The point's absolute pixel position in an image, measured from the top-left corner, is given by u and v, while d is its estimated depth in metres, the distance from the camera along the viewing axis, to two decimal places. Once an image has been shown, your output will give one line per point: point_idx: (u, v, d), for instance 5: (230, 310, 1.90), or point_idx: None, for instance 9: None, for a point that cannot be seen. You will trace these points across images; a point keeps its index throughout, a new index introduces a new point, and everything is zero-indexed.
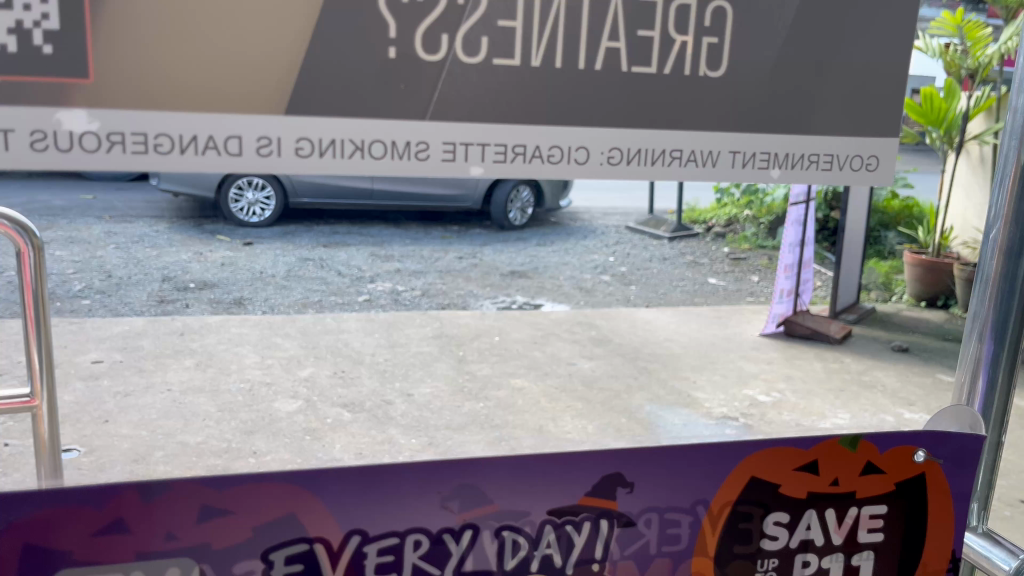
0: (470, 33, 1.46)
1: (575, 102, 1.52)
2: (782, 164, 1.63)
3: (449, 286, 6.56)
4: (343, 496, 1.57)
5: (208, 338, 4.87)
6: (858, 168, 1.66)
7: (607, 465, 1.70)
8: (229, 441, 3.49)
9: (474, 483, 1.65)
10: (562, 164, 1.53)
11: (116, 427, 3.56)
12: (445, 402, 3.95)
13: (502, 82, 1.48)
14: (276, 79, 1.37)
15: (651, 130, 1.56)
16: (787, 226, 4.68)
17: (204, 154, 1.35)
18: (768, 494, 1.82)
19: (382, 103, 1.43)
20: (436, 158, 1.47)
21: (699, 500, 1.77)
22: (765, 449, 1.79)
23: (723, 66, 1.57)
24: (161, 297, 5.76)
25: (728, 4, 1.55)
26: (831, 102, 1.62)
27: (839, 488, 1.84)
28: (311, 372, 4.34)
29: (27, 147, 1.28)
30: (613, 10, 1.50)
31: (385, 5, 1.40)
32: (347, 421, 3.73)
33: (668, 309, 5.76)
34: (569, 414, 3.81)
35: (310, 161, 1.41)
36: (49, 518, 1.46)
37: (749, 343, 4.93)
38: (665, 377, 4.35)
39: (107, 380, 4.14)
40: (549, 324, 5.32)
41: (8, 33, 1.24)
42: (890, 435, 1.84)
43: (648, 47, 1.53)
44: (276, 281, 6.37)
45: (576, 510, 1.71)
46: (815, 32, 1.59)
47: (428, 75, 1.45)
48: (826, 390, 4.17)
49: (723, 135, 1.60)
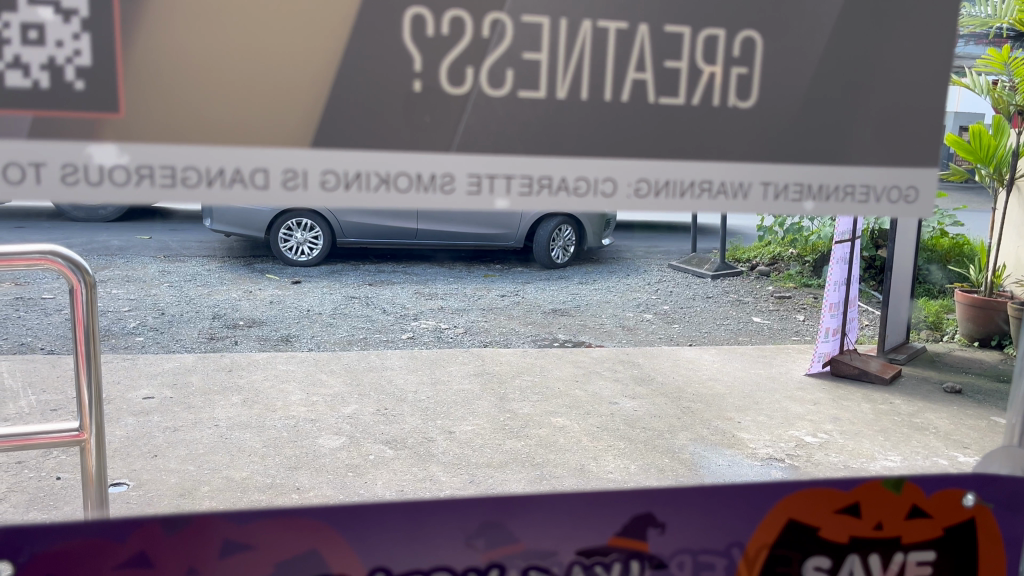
0: (495, 66, 1.45)
1: (600, 134, 1.50)
2: (816, 195, 1.58)
3: (492, 323, 6.53)
4: (366, 533, 1.56)
5: (254, 374, 4.91)
6: (896, 200, 1.61)
7: (637, 505, 1.65)
8: (274, 477, 3.44)
9: (501, 522, 1.61)
10: (589, 197, 1.51)
11: (166, 461, 3.55)
12: (486, 440, 3.88)
13: (528, 115, 1.48)
14: (300, 111, 1.39)
15: (678, 160, 1.54)
16: (831, 264, 4.55)
17: (230, 187, 1.37)
18: (807, 537, 1.75)
19: (406, 136, 1.43)
20: (461, 191, 1.47)
21: (734, 543, 1.71)
22: (802, 490, 1.72)
23: (753, 96, 1.55)
24: (210, 334, 5.81)
25: (758, 33, 1.52)
26: (866, 130, 1.58)
27: (882, 532, 1.76)
28: (354, 409, 4.33)
29: (58, 181, 1.31)
30: (639, 39, 1.49)
31: (409, 38, 1.41)
32: (389, 458, 3.67)
33: (712, 347, 5.64)
34: (610, 453, 3.70)
35: (335, 194, 1.41)
36: (73, 550, 1.47)
37: (796, 384, 4.79)
38: (709, 418, 4.21)
39: (159, 416, 4.08)
40: (590, 363, 5.26)
41: (40, 69, 1.27)
42: (937, 477, 1.76)
43: (675, 78, 1.52)
44: (323, 319, 6.41)
45: (606, 550, 1.66)
46: (848, 59, 1.55)
47: (454, 107, 1.45)
48: (875, 433, 4.02)
49: (753, 166, 1.57)
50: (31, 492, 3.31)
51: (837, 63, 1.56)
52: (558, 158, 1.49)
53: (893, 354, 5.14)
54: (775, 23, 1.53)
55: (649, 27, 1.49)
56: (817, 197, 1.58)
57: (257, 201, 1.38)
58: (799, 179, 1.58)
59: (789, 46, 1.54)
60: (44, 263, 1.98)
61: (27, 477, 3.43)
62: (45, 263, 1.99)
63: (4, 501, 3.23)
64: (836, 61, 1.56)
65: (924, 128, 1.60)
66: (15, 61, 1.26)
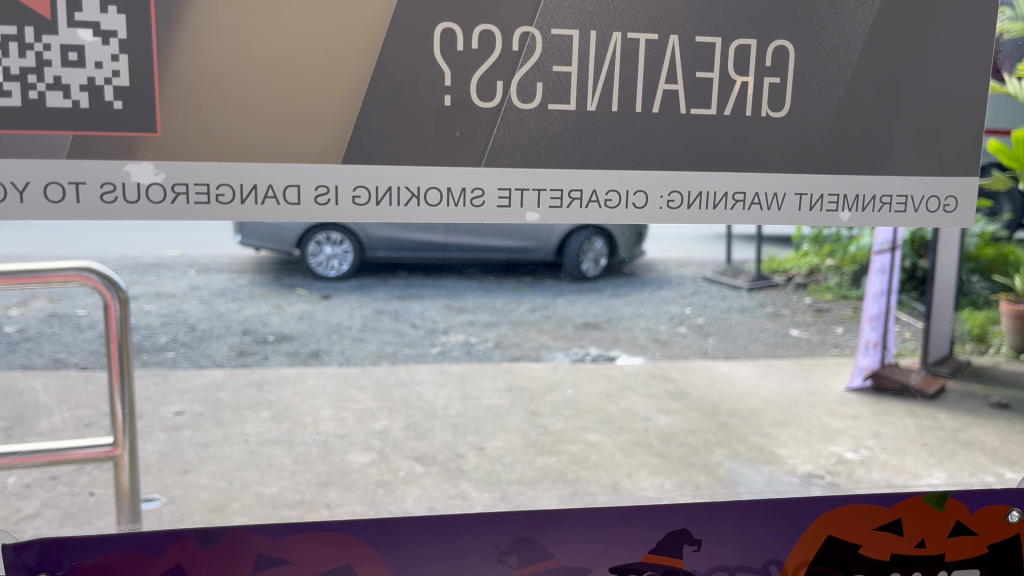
0: (524, 79, 1.44)
1: (634, 147, 1.50)
2: (852, 206, 1.59)
3: (522, 336, 6.54)
4: (398, 549, 1.55)
5: (284, 390, 4.98)
6: (935, 210, 1.62)
7: (673, 520, 1.62)
8: (304, 493, 3.51)
9: (534, 538, 1.59)
10: (621, 209, 1.52)
11: (196, 477, 3.59)
12: (518, 456, 3.93)
13: (559, 127, 1.47)
14: (333, 129, 1.40)
15: (711, 172, 1.54)
16: (870, 275, 4.26)
17: (263, 204, 1.41)
18: (847, 555, 1.71)
19: (437, 151, 1.44)
20: (492, 204, 1.49)
21: (772, 560, 1.67)
22: (842, 506, 1.68)
23: (786, 105, 1.53)
24: (240, 350, 5.91)
25: (791, 43, 1.51)
26: (902, 138, 1.57)
27: (925, 549, 1.72)
28: (384, 424, 4.37)
29: (98, 199, 1.35)
30: (669, 49, 1.48)
31: (440, 54, 1.41)
32: (419, 474, 3.73)
33: (748, 361, 5.58)
34: (645, 470, 3.73)
35: (366, 209, 1.45)
36: (113, 563, 1.48)
37: (834, 400, 4.75)
38: (745, 434, 4.19)
39: (189, 431, 4.15)
40: (623, 377, 5.26)
41: (81, 90, 1.30)
42: (982, 493, 1.71)
43: (706, 89, 1.50)
44: (352, 334, 6.54)
45: (641, 568, 1.63)
46: (884, 63, 1.53)
47: (484, 122, 1.45)
48: (917, 448, 3.92)
49: (786, 176, 1.56)
50: (65, 507, 3.37)
51: (873, 72, 1.53)
52: (589, 171, 1.50)
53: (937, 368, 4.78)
54: (808, 32, 1.51)
55: (680, 38, 1.48)
56: (854, 208, 1.59)
57: (290, 216, 1.42)
58: (834, 191, 1.58)
59: (823, 56, 1.52)
60: (78, 279, 1.95)
61: (60, 492, 3.49)
62: (79, 280, 1.96)
63: (38, 516, 3.27)
64: (874, 67, 1.53)
65: (962, 136, 1.59)
66: (56, 82, 1.29)
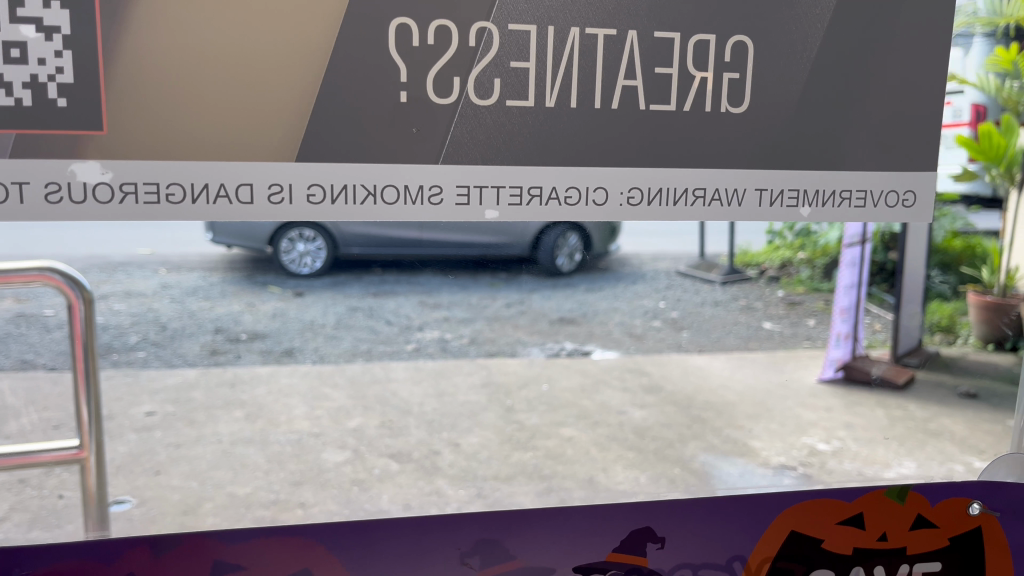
0: (482, 75, 1.42)
1: (593, 142, 1.49)
2: (812, 202, 1.59)
3: (497, 331, 6.53)
4: (354, 553, 1.52)
5: (258, 388, 4.93)
6: (893, 205, 1.63)
7: (636, 519, 1.61)
8: (278, 492, 3.47)
9: (496, 539, 1.57)
10: (580, 206, 1.51)
11: (168, 478, 3.53)
12: (494, 452, 3.92)
13: (518, 124, 1.45)
14: (286, 126, 1.37)
15: (671, 168, 1.52)
16: (839, 268, 4.30)
17: (216, 204, 1.38)
18: (809, 549, 1.71)
19: (392, 149, 1.42)
20: (450, 202, 1.46)
21: (736, 556, 1.67)
22: (805, 501, 1.68)
23: (745, 101, 1.53)
24: (213, 349, 5.84)
25: (750, 38, 1.51)
26: (860, 133, 1.57)
27: (887, 543, 1.73)
28: (358, 422, 4.34)
29: (42, 199, 1.31)
30: (628, 45, 1.47)
31: (395, 49, 1.38)
32: (394, 471, 3.70)
33: (722, 354, 5.61)
34: (620, 463, 3.74)
35: (321, 208, 1.41)
36: (67, 571, 1.44)
37: (806, 391, 4.79)
38: (720, 426, 4.21)
39: (160, 432, 4.09)
40: (598, 372, 5.26)
41: (23, 88, 1.26)
42: (941, 486, 1.72)
43: (665, 84, 1.49)
44: (326, 331, 6.49)
45: (605, 567, 1.63)
46: (841, 58, 1.54)
47: (441, 119, 1.42)
48: (888, 438, 3.97)
49: (746, 173, 1.55)
50: (34, 511, 3.30)
51: (830, 68, 1.54)
52: (547, 168, 1.48)
53: (906, 358, 4.84)
54: (767, 27, 1.51)
55: (638, 33, 1.47)
56: (814, 203, 1.60)
57: (242, 216, 1.38)
58: (794, 186, 1.58)
59: (781, 51, 1.52)
60: (41, 280, 1.87)
61: (28, 495, 3.42)
62: (41, 279, 1.88)
63: (6, 520, 3.20)
64: (831, 63, 1.54)
65: (919, 132, 1.61)
66: None
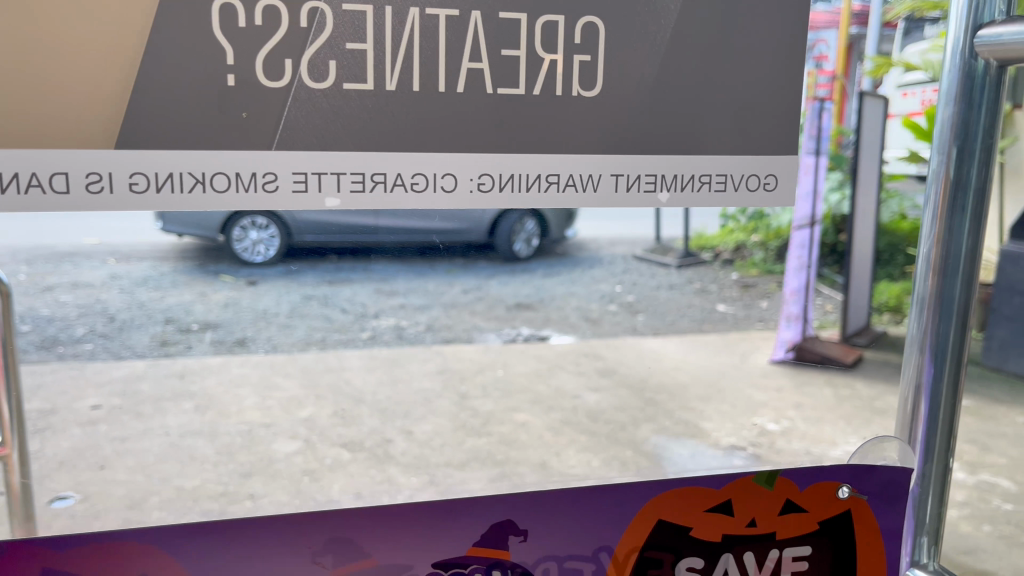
0: (315, 57, 1.37)
1: (438, 126, 1.44)
2: (670, 186, 1.55)
3: (455, 318, 6.50)
4: (217, 554, 1.47)
5: (208, 380, 4.86)
6: (756, 188, 1.61)
7: (495, 514, 1.58)
8: (226, 484, 3.42)
9: (348, 536, 1.52)
10: (427, 193, 1.45)
11: (113, 473, 3.47)
12: (447, 438, 3.88)
13: (356, 108, 1.39)
14: (100, 112, 1.30)
15: (524, 154, 1.48)
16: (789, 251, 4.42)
17: (26, 193, 1.29)
18: (677, 536, 1.70)
19: (221, 135, 1.35)
20: (285, 189, 1.39)
21: (602, 548, 1.64)
22: (669, 489, 1.65)
23: (597, 84, 1.49)
24: (167, 340, 5.75)
25: (599, 19, 1.47)
26: (718, 116, 1.54)
27: (756, 528, 1.73)
28: (310, 412, 4.29)
29: None
30: (471, 26, 1.43)
31: (218, 29, 1.32)
32: (346, 461, 3.66)
33: (677, 337, 5.63)
34: (572, 448, 3.74)
35: (145, 198, 1.34)
36: None
37: (759, 372, 4.82)
38: (673, 408, 4.23)
39: (105, 428, 4.01)
40: (553, 357, 5.26)
41: None
42: (809, 470, 1.72)
43: (512, 67, 1.45)
44: (282, 320, 6.42)
45: (465, 562, 1.60)
46: (694, 40, 1.51)
47: (272, 102, 1.36)
48: (836, 418, 4.03)
49: (602, 158, 1.52)
50: None
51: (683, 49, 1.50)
52: (389, 153, 1.42)
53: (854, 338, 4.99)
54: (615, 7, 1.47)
55: (482, 13, 1.43)
56: (673, 188, 1.55)
57: (56, 207, 1.30)
58: (653, 171, 1.53)
59: (634, 31, 1.48)
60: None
61: None
62: None
63: None
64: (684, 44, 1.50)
65: (780, 115, 1.58)
66: None
